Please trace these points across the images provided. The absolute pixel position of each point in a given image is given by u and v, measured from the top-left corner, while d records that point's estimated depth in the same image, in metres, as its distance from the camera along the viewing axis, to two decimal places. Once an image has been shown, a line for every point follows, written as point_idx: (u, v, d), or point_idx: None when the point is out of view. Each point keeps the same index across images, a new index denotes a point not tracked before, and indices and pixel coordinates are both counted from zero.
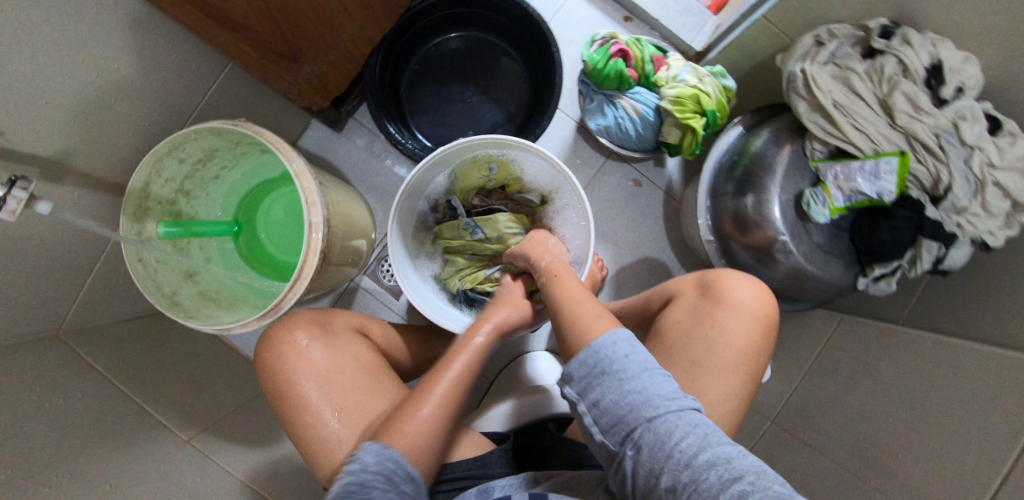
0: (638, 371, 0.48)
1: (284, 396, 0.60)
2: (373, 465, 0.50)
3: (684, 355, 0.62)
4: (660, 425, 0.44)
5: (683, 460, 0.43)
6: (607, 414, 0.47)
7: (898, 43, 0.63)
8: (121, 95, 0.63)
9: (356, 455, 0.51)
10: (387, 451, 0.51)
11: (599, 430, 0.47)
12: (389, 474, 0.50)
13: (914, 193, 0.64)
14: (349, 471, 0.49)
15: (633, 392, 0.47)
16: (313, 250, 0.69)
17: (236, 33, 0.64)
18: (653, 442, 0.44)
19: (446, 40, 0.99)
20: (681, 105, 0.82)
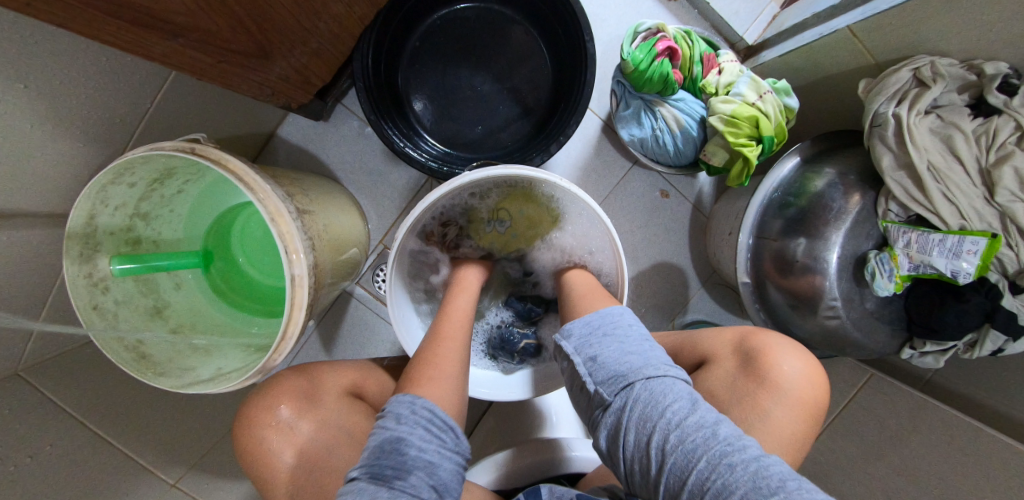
0: (639, 340, 0.50)
1: (270, 485, 0.54)
2: (407, 417, 0.48)
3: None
4: (653, 381, 0.44)
5: (671, 416, 0.42)
6: (603, 369, 0.47)
7: (1021, 103, 0.52)
8: (40, 119, 0.48)
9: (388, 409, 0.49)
10: (420, 401, 0.49)
11: (593, 382, 0.47)
12: (426, 422, 0.48)
13: (993, 278, 0.57)
14: (383, 426, 0.47)
15: (629, 353, 0.48)
16: (299, 307, 0.59)
17: (180, 37, 0.47)
18: (642, 395, 0.44)
19: (453, 11, 0.81)
20: (734, 127, 0.70)
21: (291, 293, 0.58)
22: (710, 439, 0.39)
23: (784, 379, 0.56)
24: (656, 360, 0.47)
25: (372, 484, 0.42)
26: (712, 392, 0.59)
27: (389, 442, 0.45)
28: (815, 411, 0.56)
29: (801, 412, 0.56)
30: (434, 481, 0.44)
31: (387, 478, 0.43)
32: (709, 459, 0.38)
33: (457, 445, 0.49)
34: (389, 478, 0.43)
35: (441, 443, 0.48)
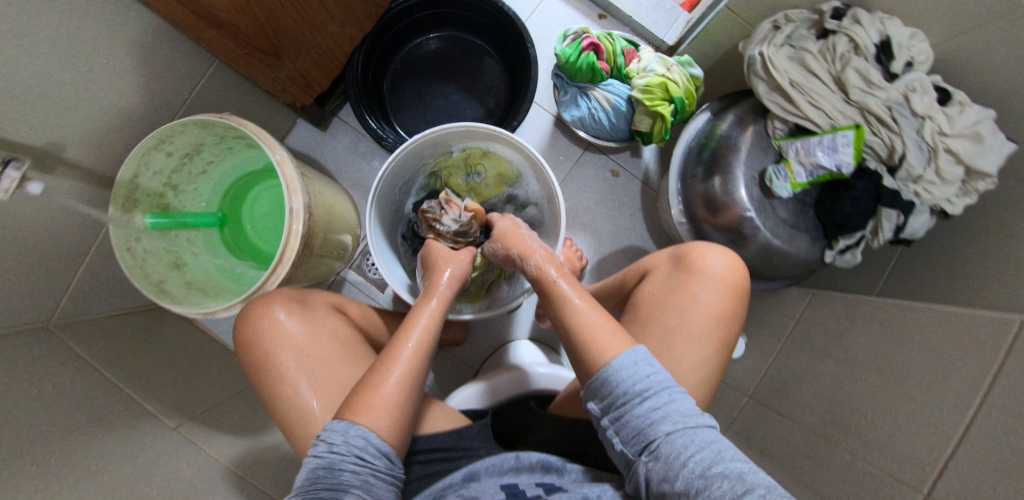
0: (657, 389, 0.51)
1: (262, 368, 0.63)
2: (340, 445, 0.50)
3: (659, 325, 0.63)
4: (677, 440, 0.48)
5: (699, 473, 0.46)
6: (629, 426, 0.51)
7: (849, 22, 0.65)
8: (109, 90, 0.66)
9: (323, 434, 0.51)
10: (353, 430, 0.51)
11: (621, 441, 0.51)
12: (358, 451, 0.50)
13: (872, 164, 0.66)
14: (316, 452, 0.50)
15: (652, 410, 0.50)
16: (295, 234, 0.72)
17: (218, 29, 0.66)
18: (669, 457, 0.48)
19: (425, 41, 1.02)
20: (649, 93, 0.85)
21: (289, 222, 0.72)
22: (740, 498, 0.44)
23: (710, 267, 0.65)
24: (679, 416, 0.50)
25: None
26: (653, 291, 0.68)
27: (323, 468, 0.49)
28: (738, 292, 0.64)
29: (726, 294, 0.64)
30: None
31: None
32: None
33: (392, 470, 0.53)
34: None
35: (377, 470, 0.51)
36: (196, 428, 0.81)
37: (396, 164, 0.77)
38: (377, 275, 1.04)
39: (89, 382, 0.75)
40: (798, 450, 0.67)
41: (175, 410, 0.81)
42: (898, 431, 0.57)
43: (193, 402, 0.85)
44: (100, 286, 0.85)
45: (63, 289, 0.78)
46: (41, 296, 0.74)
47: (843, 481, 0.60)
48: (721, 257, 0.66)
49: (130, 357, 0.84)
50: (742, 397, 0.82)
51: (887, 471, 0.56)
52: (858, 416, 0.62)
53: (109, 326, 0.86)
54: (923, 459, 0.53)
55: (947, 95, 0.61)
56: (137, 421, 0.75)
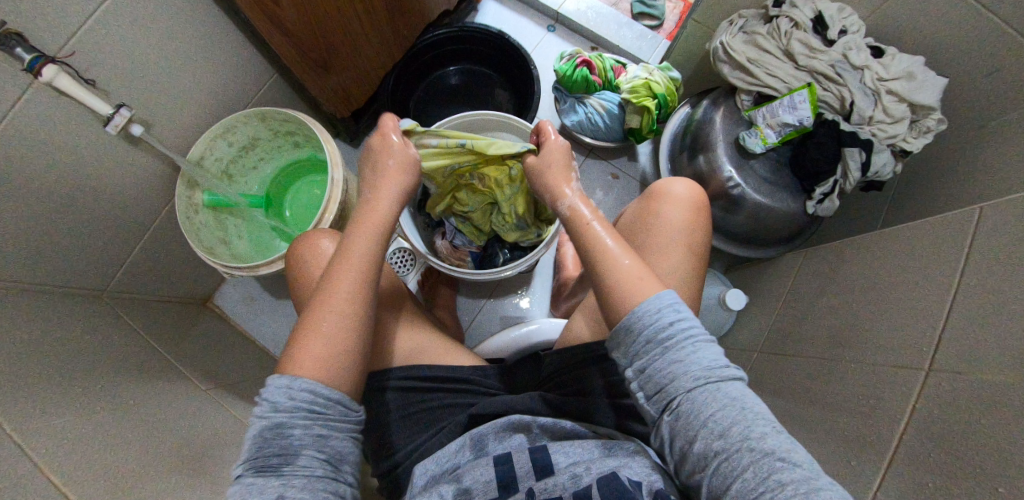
0: (680, 341, 0.46)
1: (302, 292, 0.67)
2: (284, 402, 0.44)
3: (633, 245, 0.71)
4: (696, 398, 0.43)
5: (716, 432, 0.42)
6: (652, 379, 0.46)
7: (788, 7, 0.79)
8: (192, 85, 0.82)
9: (263, 394, 0.46)
10: (296, 384, 0.45)
11: (644, 394, 0.47)
12: (304, 405, 0.45)
13: (829, 115, 0.76)
14: (259, 415, 0.44)
15: (673, 362, 0.45)
16: (333, 202, 0.83)
17: (286, 37, 0.83)
18: (685, 416, 0.43)
19: (446, 74, 1.20)
20: (635, 93, 0.98)
21: (330, 189, 0.82)
22: (756, 461, 0.39)
23: (670, 192, 0.73)
24: (701, 372, 0.44)
25: (259, 479, 0.42)
26: (626, 224, 0.76)
27: (269, 428, 0.44)
28: (700, 209, 0.72)
29: (690, 211, 0.71)
30: (327, 455, 0.45)
31: (273, 467, 0.43)
32: (755, 470, 0.39)
33: (347, 415, 0.48)
34: (276, 468, 0.42)
35: (331, 423, 0.46)
36: (224, 395, 0.84)
37: None
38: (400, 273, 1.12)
39: (133, 343, 0.81)
40: (809, 377, 0.68)
41: (206, 379, 0.85)
42: (895, 328, 0.60)
43: (223, 376, 0.89)
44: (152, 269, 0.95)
45: (121, 264, 0.88)
46: (103, 264, 0.83)
47: (852, 387, 0.61)
48: (682, 184, 0.74)
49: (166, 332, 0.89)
50: (753, 353, 0.83)
51: (890, 364, 0.57)
52: (858, 331, 0.65)
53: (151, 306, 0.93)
54: (919, 343, 0.56)
55: (880, 50, 0.73)
56: (171, 379, 0.79)
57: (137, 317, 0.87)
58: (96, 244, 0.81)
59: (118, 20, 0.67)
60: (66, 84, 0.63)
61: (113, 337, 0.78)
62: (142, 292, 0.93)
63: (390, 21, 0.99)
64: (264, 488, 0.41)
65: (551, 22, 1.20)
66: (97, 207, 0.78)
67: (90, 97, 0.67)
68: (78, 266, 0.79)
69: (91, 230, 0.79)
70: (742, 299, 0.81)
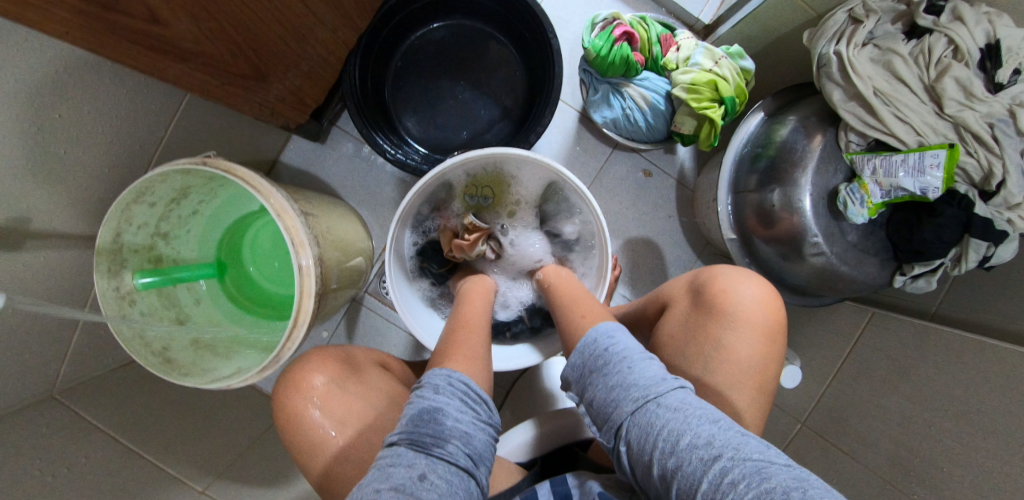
0: (617, 364, 0.48)
1: (303, 449, 0.61)
2: (444, 388, 0.50)
3: (682, 377, 0.55)
4: (640, 416, 0.43)
5: (665, 447, 0.40)
6: (599, 411, 0.47)
7: (948, 20, 0.55)
8: (73, 145, 0.56)
9: (422, 383, 0.52)
10: (454, 375, 0.52)
11: (596, 429, 0.47)
12: (460, 394, 0.50)
13: (962, 189, 0.58)
14: (421, 396, 0.50)
15: (613, 387, 0.46)
16: (308, 294, 0.64)
17: (186, 62, 0.53)
18: (636, 437, 0.42)
19: (429, 31, 0.88)
20: (696, 93, 0.75)
21: (300, 281, 0.64)
22: (706, 465, 0.37)
23: (734, 304, 0.55)
24: (641, 390, 0.44)
25: (409, 449, 0.44)
26: (671, 334, 0.59)
27: (423, 410, 0.48)
28: (774, 330, 0.54)
29: (758, 335, 0.54)
30: (468, 449, 0.46)
31: (425, 445, 0.44)
32: (706, 478, 0.36)
33: (483, 419, 0.50)
34: (426, 445, 0.44)
35: (471, 419, 0.49)
36: (224, 487, 0.77)
37: (413, 199, 0.68)
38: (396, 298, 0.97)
39: (104, 456, 0.70)
40: (864, 492, 0.64)
41: (200, 467, 0.77)
42: (982, 487, 0.54)
43: (217, 452, 0.81)
44: (100, 341, 0.79)
45: (61, 357, 0.72)
46: (36, 371, 0.67)
47: None
48: (753, 288, 0.55)
49: (139, 415, 0.78)
50: (795, 420, 0.78)
51: None
52: (933, 465, 0.59)
53: (115, 381, 0.80)
54: None
55: None
56: (161, 492, 0.70)
57: (99, 411, 0.75)
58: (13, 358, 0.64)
59: None
60: None
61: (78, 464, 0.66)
62: (95, 369, 0.79)
63: None
64: (410, 461, 0.43)
65: None
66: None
67: None
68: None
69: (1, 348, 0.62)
70: (797, 377, 0.73)
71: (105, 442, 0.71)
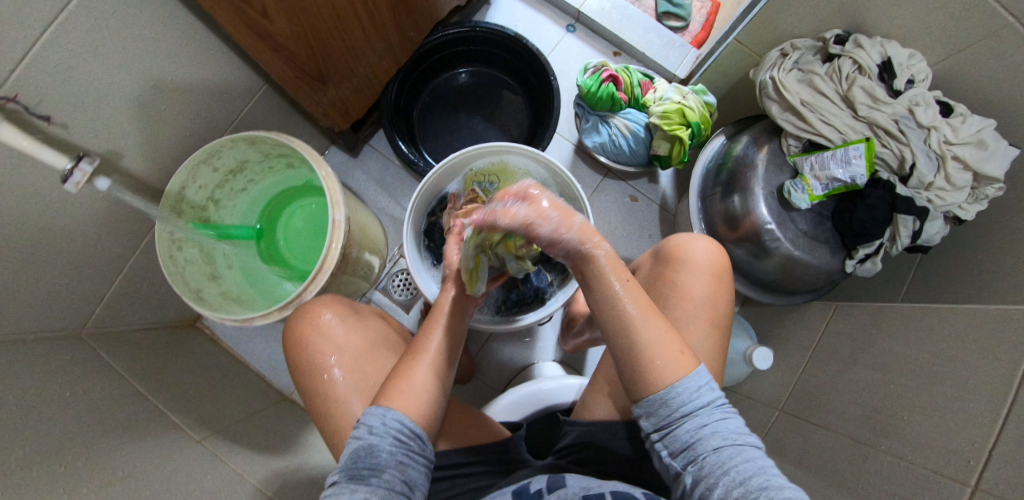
0: (710, 406, 0.48)
1: (307, 372, 0.66)
2: (379, 429, 0.53)
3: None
4: (725, 454, 0.45)
5: (737, 481, 0.43)
6: (678, 439, 0.48)
7: (851, 47, 0.72)
8: (170, 106, 0.72)
9: (363, 419, 0.55)
10: (391, 415, 0.54)
11: (667, 452, 0.48)
12: (396, 433, 0.53)
13: (885, 175, 0.71)
14: (358, 435, 0.53)
15: (700, 426, 0.47)
16: (335, 244, 0.77)
17: (277, 53, 0.72)
18: (712, 471, 0.45)
19: (455, 75, 1.09)
20: (667, 119, 0.91)
21: (330, 232, 0.76)
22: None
23: (689, 254, 0.64)
24: (729, 433, 0.46)
25: (351, 484, 0.49)
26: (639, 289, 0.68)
27: (363, 447, 0.52)
28: (723, 275, 0.63)
29: (710, 278, 0.63)
30: (405, 476, 0.52)
31: (363, 476, 0.50)
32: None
33: (423, 450, 0.55)
34: (364, 478, 0.49)
35: (410, 453, 0.54)
36: (218, 442, 0.79)
37: (432, 181, 0.82)
38: (403, 297, 1.06)
39: (118, 389, 0.75)
40: (837, 457, 0.66)
41: (199, 423, 0.81)
42: (935, 426, 0.57)
43: (216, 415, 0.84)
44: (136, 298, 0.88)
45: (99, 299, 0.80)
46: (79, 303, 0.76)
47: (886, 483, 0.58)
48: (704, 243, 0.65)
49: (152, 369, 0.84)
50: (774, 410, 0.80)
51: (929, 467, 0.55)
52: (894, 417, 0.62)
53: (137, 338, 0.87)
54: (965, 453, 0.53)
55: (949, 107, 0.68)
56: (162, 430, 0.74)
57: (121, 355, 0.81)
58: (67, 283, 0.73)
59: (75, 42, 0.56)
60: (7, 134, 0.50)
61: (95, 387, 0.71)
62: (125, 323, 0.87)
63: (396, 24, 0.87)
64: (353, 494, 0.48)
65: (570, 21, 1.09)
66: (67, 246, 0.70)
67: (42, 149, 0.52)
68: (51, 308, 0.72)
69: (62, 270, 0.72)
70: (769, 359, 0.79)
71: (121, 379, 0.76)
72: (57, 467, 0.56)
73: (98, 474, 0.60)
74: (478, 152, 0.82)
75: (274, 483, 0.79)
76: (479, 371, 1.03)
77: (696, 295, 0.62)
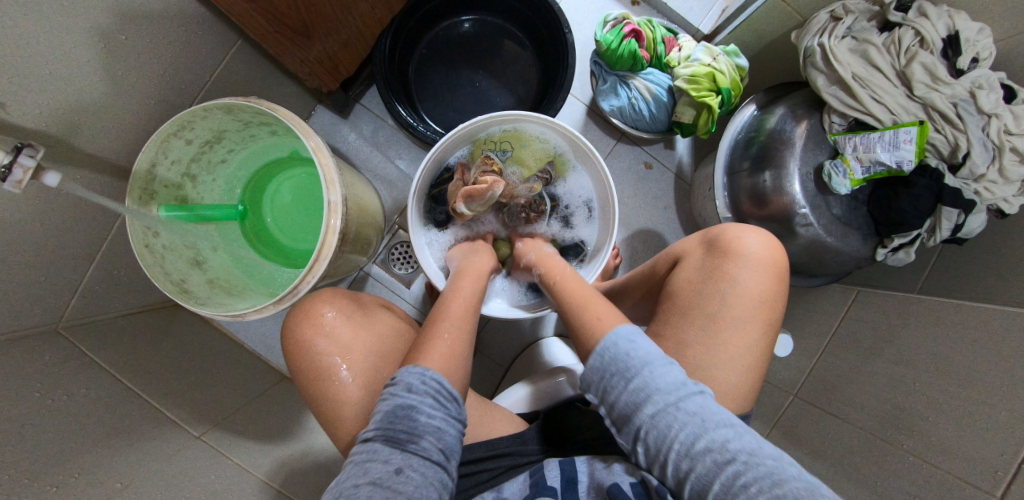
0: (638, 370, 0.48)
1: (312, 381, 0.60)
2: (417, 388, 0.50)
3: (700, 314, 0.60)
4: (662, 421, 0.46)
5: (682, 448, 0.44)
6: (620, 411, 0.48)
7: (914, 16, 0.64)
8: (125, 70, 0.61)
9: (397, 379, 0.51)
10: (429, 375, 0.51)
11: (615, 427, 0.49)
12: (434, 394, 0.50)
13: (933, 162, 0.65)
14: (394, 394, 0.49)
15: (637, 391, 0.47)
16: (333, 228, 0.69)
17: (252, 3, 0.60)
18: (657, 443, 0.45)
19: (455, 23, 0.96)
20: (696, 84, 0.82)
21: (328, 216, 0.68)
22: (721, 469, 0.42)
23: (747, 249, 0.61)
24: (663, 398, 0.46)
25: (386, 446, 0.46)
26: (687, 278, 0.63)
27: (400, 407, 0.48)
28: (779, 272, 0.61)
29: (766, 275, 0.60)
30: (441, 444, 0.48)
31: (400, 441, 0.46)
32: (721, 478, 0.42)
33: (459, 416, 0.51)
34: (401, 444, 0.46)
35: (448, 417, 0.50)
36: (220, 435, 0.76)
37: (441, 152, 0.74)
38: (403, 270, 1.00)
39: (105, 389, 0.69)
40: (855, 449, 0.67)
41: (197, 415, 0.77)
42: (960, 429, 0.57)
43: (213, 405, 0.80)
44: (113, 282, 0.80)
45: (72, 289, 0.72)
46: (47, 298, 0.68)
47: (908, 482, 0.59)
48: (758, 238, 0.62)
49: (140, 360, 0.78)
50: (789, 394, 0.81)
51: (953, 471, 0.56)
52: (918, 415, 0.62)
53: (119, 326, 0.80)
54: (993, 461, 0.53)
55: (1013, 92, 0.62)
56: (160, 429, 0.70)
57: (104, 349, 0.75)
58: (31, 277, 0.65)
59: None
60: None
61: (79, 390, 0.66)
62: (104, 311, 0.79)
63: None
64: (388, 458, 0.45)
65: None
66: (24, 238, 0.61)
67: None
68: (16, 307, 0.64)
69: (24, 263, 0.63)
70: (788, 345, 0.78)
71: (106, 376, 0.71)
72: (48, 489, 0.52)
73: (95, 490, 0.56)
74: (493, 119, 0.73)
75: (284, 473, 0.77)
76: (485, 347, 1.00)
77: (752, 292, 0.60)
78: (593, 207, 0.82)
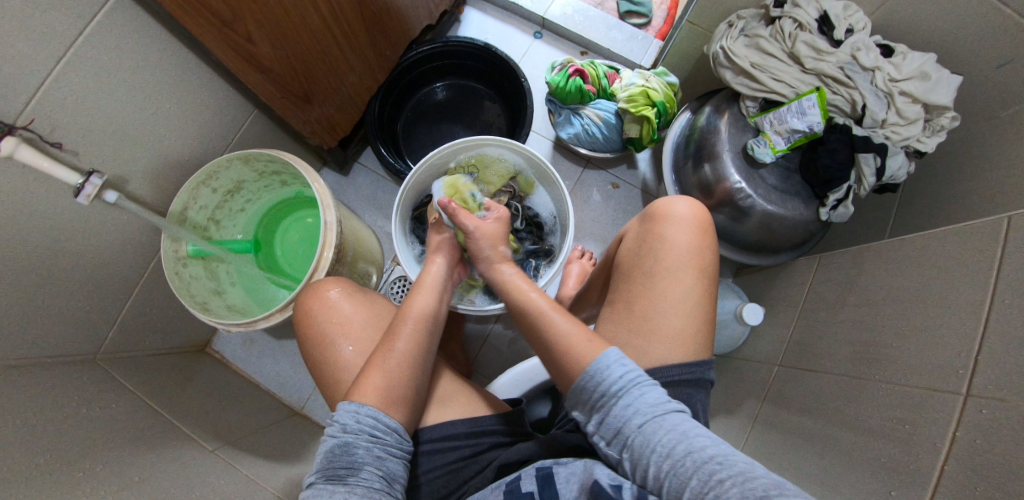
0: (625, 387, 0.49)
1: (316, 344, 0.66)
2: (351, 426, 0.52)
3: (640, 272, 0.65)
4: (648, 430, 0.46)
5: (664, 452, 0.45)
6: (610, 424, 0.49)
7: (790, 7, 0.75)
8: (168, 135, 0.78)
9: (335, 417, 0.53)
10: (364, 410, 0.53)
11: (605, 441, 0.49)
12: (369, 428, 0.52)
13: (840, 120, 0.74)
14: (331, 435, 0.52)
15: (624, 406, 0.48)
16: (328, 244, 0.81)
17: (263, 74, 0.79)
18: (641, 449, 0.46)
19: (434, 90, 1.16)
20: (634, 102, 0.95)
21: (324, 234, 0.81)
22: (700, 468, 0.42)
23: (673, 212, 0.67)
24: (649, 408, 0.48)
25: (329, 484, 0.49)
26: (628, 249, 0.70)
27: (339, 445, 0.51)
28: (706, 229, 0.66)
29: (693, 229, 0.66)
30: (383, 472, 0.51)
31: (340, 476, 0.50)
32: (699, 476, 0.42)
33: (401, 441, 0.55)
34: (342, 478, 0.49)
35: (388, 445, 0.53)
36: (232, 451, 0.81)
37: (417, 178, 0.87)
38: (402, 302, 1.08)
39: (132, 407, 0.78)
40: (835, 396, 0.66)
41: (213, 435, 0.83)
42: (922, 347, 0.58)
43: (228, 430, 0.87)
44: (147, 323, 0.92)
45: (112, 325, 0.85)
46: (91, 329, 0.81)
47: (884, 409, 0.58)
48: (684, 202, 0.68)
49: (165, 389, 0.87)
50: (773, 365, 0.81)
51: (922, 386, 0.56)
52: (884, 347, 0.63)
53: (149, 363, 0.91)
54: (953, 365, 0.54)
55: (889, 48, 0.71)
56: (178, 442, 0.76)
57: (135, 378, 0.84)
58: (80, 307, 0.78)
59: (80, 74, 0.63)
60: (29, 156, 0.56)
61: (109, 404, 0.74)
62: (136, 349, 0.90)
63: (372, 44, 0.93)
64: (330, 493, 0.48)
65: (537, 29, 1.17)
66: (78, 273, 0.75)
67: (59, 168, 0.58)
68: (65, 333, 0.76)
69: (75, 296, 0.76)
70: (759, 313, 0.80)
71: (134, 397, 0.80)
72: (74, 473, 0.59)
73: (113, 478, 0.62)
74: (456, 146, 0.86)
75: (288, 487, 0.80)
76: (483, 368, 1.04)
77: (681, 246, 0.65)
78: (555, 215, 0.93)
